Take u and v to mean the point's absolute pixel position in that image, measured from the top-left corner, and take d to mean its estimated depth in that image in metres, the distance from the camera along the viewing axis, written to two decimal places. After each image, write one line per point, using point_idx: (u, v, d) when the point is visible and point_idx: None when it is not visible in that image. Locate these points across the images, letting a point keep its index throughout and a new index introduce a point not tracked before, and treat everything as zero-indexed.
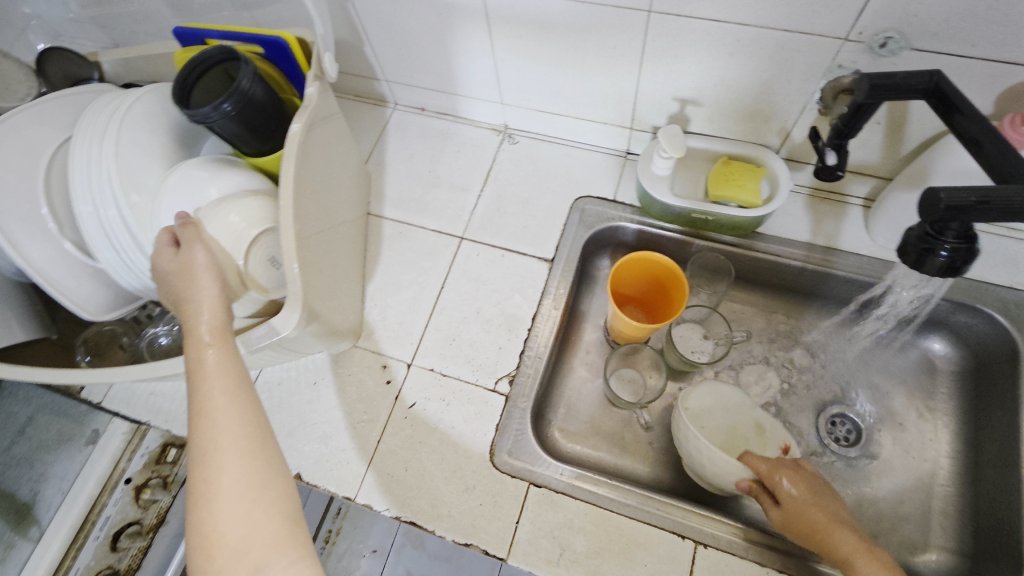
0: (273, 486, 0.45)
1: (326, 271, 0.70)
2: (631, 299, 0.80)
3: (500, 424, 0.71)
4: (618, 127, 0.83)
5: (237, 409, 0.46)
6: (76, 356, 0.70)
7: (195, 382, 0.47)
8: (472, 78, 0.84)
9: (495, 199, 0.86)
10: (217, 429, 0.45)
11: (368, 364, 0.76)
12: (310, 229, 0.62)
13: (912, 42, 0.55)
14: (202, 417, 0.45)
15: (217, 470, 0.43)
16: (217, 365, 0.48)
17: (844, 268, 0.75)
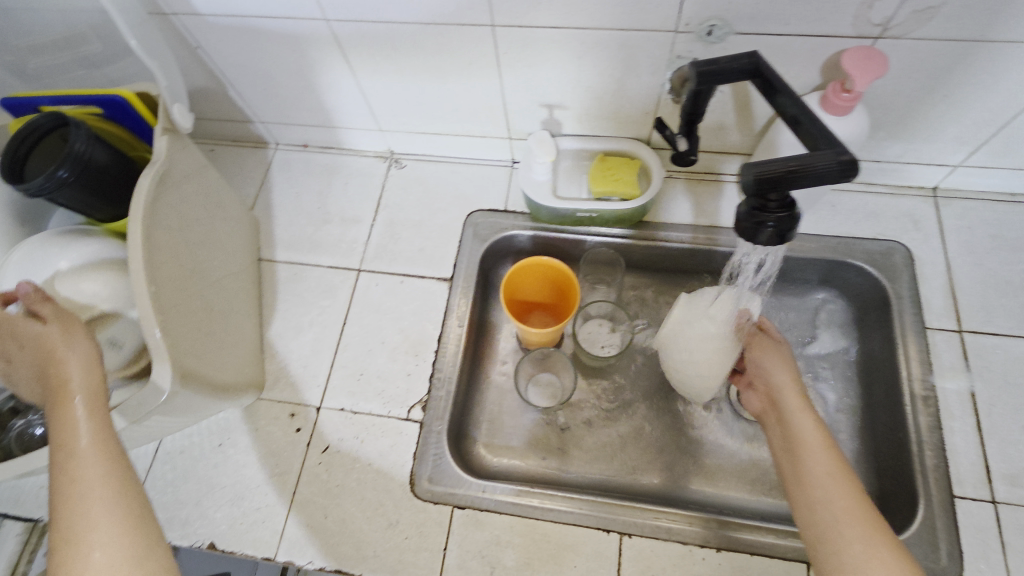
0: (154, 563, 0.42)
1: (210, 328, 0.67)
2: (535, 305, 0.81)
3: (417, 452, 0.70)
4: (497, 138, 0.84)
5: (113, 482, 0.44)
6: None
7: (61, 453, 0.45)
8: (345, 109, 0.83)
9: (388, 227, 0.86)
10: (89, 507, 0.42)
11: (275, 414, 0.74)
12: (170, 293, 0.60)
13: (734, 27, 0.58)
14: (72, 494, 0.43)
15: (87, 549, 0.41)
16: (91, 437, 0.45)
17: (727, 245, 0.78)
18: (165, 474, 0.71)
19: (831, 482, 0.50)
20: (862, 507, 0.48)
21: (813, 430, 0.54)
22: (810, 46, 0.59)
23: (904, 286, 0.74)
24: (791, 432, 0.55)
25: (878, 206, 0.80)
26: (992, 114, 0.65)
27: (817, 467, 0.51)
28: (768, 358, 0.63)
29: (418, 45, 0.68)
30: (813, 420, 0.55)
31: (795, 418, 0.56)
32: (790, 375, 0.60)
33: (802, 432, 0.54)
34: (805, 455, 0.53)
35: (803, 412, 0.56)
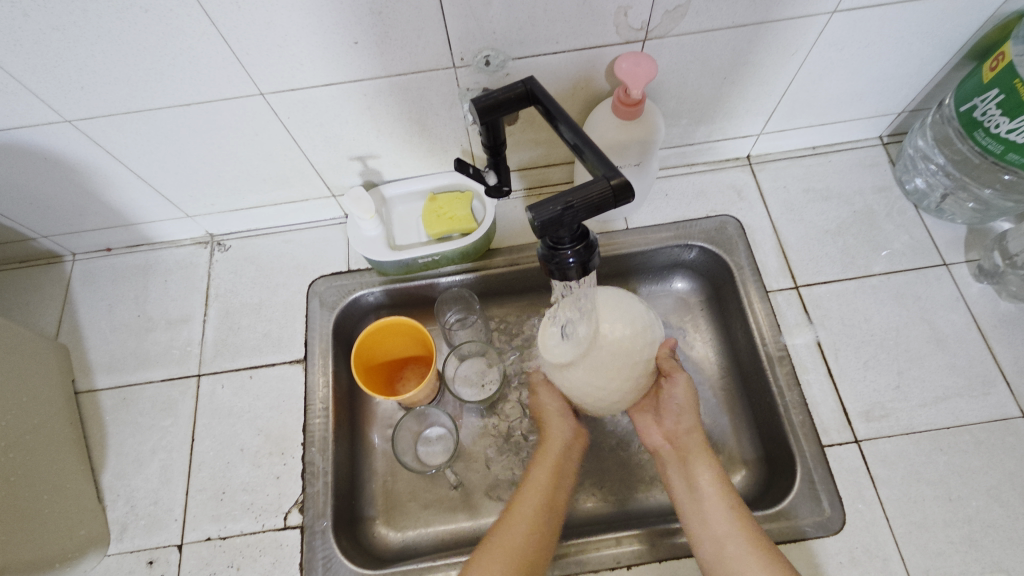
0: None
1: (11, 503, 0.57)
2: (404, 364, 0.77)
3: (304, 561, 0.63)
4: (320, 199, 0.78)
5: None
6: None
7: None
8: (139, 205, 0.74)
9: (223, 318, 0.77)
10: None
11: (130, 568, 0.64)
12: None
13: (508, 54, 0.58)
14: None
15: None
16: None
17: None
18: None
19: (736, 524, 0.55)
20: (757, 542, 0.54)
21: (713, 473, 0.60)
22: (587, 58, 0.60)
23: (742, 255, 0.77)
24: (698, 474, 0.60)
25: (703, 183, 0.83)
26: (769, 86, 0.70)
27: (719, 508, 0.57)
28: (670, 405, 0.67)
29: (191, 127, 0.62)
30: (712, 463, 0.61)
31: (698, 460, 0.61)
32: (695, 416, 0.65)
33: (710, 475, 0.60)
34: (713, 495, 0.58)
35: (704, 454, 0.62)
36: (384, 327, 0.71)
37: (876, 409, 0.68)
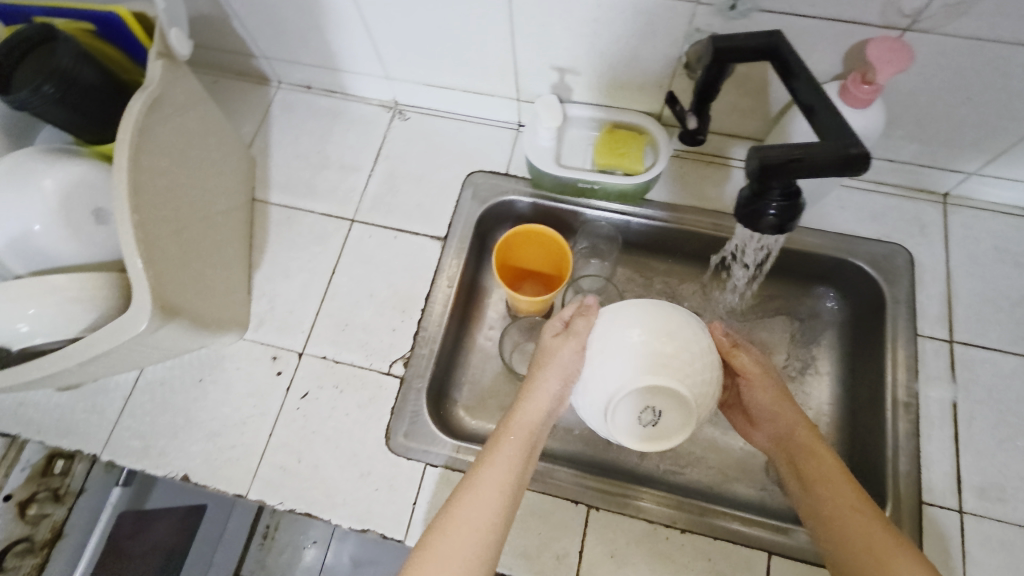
0: None
1: (198, 263, 0.66)
2: (527, 276, 0.80)
3: (395, 406, 0.70)
4: (506, 98, 0.81)
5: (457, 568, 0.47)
6: None
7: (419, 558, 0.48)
8: (351, 52, 0.80)
9: (387, 177, 0.83)
10: None
11: (257, 356, 0.73)
12: (156, 223, 0.58)
13: (757, 4, 0.56)
14: None
15: None
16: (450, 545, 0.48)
17: (734, 231, 0.76)
18: (145, 404, 0.71)
19: (843, 492, 0.52)
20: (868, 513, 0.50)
21: (831, 465, 0.54)
22: (836, 31, 0.57)
23: (902, 290, 0.72)
24: (823, 479, 0.54)
25: (887, 206, 0.78)
26: (1013, 123, 0.63)
27: (830, 472, 0.54)
28: (535, 395, 0.57)
29: None
30: (833, 458, 0.55)
31: (819, 456, 0.55)
32: (790, 402, 0.59)
33: (829, 480, 0.54)
34: (811, 460, 0.55)
35: (816, 444, 0.56)
36: (529, 235, 0.73)
37: (993, 490, 0.64)
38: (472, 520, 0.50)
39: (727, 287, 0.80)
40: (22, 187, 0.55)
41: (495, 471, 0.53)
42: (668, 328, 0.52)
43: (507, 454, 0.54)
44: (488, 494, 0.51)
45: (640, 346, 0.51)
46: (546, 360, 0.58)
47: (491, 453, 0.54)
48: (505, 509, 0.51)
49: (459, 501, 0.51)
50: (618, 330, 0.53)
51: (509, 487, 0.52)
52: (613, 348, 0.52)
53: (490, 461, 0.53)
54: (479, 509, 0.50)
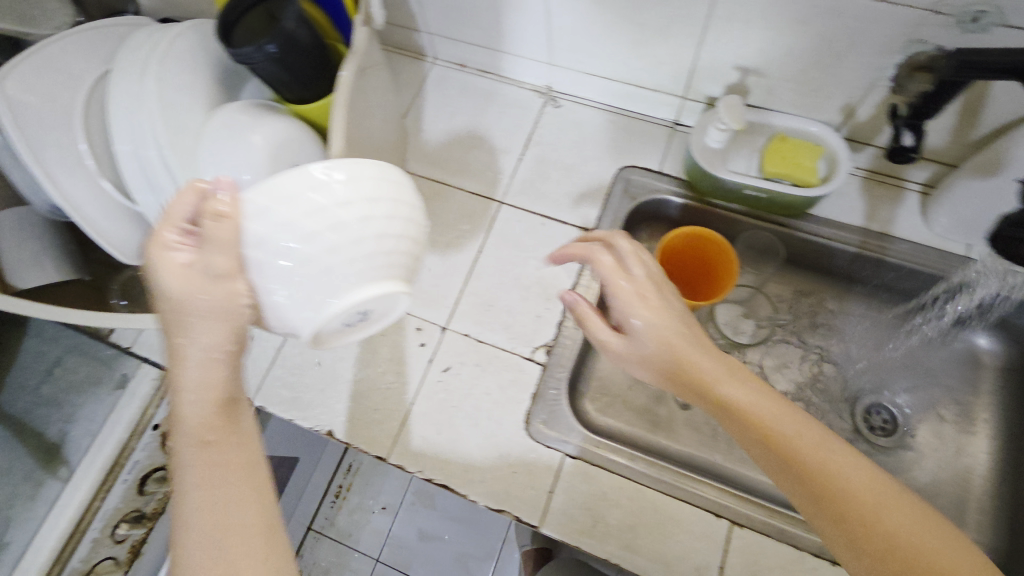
0: None
1: None
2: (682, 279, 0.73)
3: (537, 392, 0.71)
4: (671, 95, 0.78)
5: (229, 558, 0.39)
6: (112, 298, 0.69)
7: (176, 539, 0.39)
8: (519, 34, 0.79)
9: (537, 164, 0.83)
10: None
11: (402, 326, 0.75)
12: None
13: (1007, 18, 0.52)
14: None
15: None
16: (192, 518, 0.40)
17: (947, 271, 0.71)
18: (294, 357, 0.75)
19: (842, 481, 0.41)
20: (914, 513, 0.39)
21: (792, 425, 0.44)
22: None
23: None
24: (774, 442, 0.44)
25: None
26: None
27: (814, 449, 0.43)
28: (208, 327, 0.44)
29: None
30: (799, 417, 0.45)
31: (776, 422, 0.45)
32: (676, 328, 0.51)
33: (787, 448, 0.43)
34: (786, 441, 0.43)
35: (801, 412, 0.45)
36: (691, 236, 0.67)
37: None
38: (206, 559, 0.39)
39: (904, 326, 0.77)
40: (231, 137, 0.56)
41: (198, 492, 0.41)
42: (365, 185, 0.45)
43: (195, 480, 0.41)
44: (221, 540, 0.39)
45: (383, 223, 0.46)
46: (181, 314, 0.44)
47: (179, 463, 0.42)
48: (258, 540, 0.40)
49: (196, 555, 0.39)
50: (306, 175, 0.43)
51: (228, 473, 0.42)
52: (261, 234, 0.42)
53: (186, 478, 0.41)
54: (207, 546, 0.39)
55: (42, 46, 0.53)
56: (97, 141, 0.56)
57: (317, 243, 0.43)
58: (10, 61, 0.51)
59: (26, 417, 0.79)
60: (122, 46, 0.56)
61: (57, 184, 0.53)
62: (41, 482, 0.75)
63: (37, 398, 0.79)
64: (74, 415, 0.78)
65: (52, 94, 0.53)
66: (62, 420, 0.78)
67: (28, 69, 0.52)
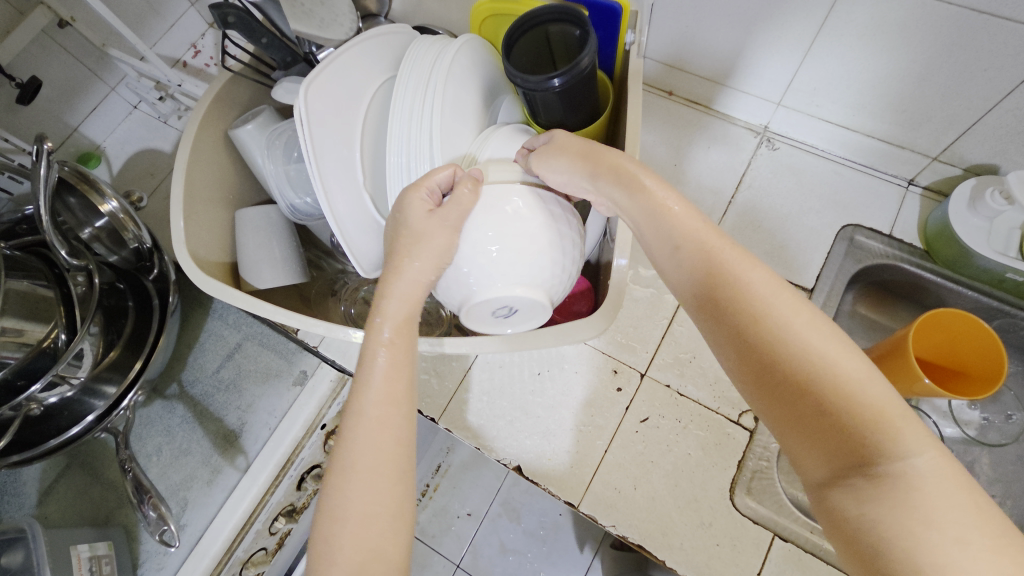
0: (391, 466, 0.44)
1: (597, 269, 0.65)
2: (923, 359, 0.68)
3: (743, 460, 0.65)
4: (918, 154, 0.72)
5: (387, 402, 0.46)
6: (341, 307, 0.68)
7: (361, 376, 0.47)
8: (756, 70, 0.74)
9: (748, 209, 0.78)
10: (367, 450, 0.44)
11: (598, 365, 0.71)
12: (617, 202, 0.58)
13: None
14: (368, 438, 0.44)
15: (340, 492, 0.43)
16: (384, 375, 0.47)
17: None
18: (482, 382, 0.72)
19: (772, 406, 0.38)
20: (824, 434, 0.35)
21: (811, 322, 0.38)
22: None
23: None
24: (770, 345, 0.38)
25: None
26: None
27: (870, 406, 0.34)
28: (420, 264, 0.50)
29: (935, 33, 0.58)
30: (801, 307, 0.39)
31: (775, 310, 0.39)
32: (749, 264, 0.42)
33: (788, 348, 0.37)
34: (830, 379, 0.35)
35: (796, 302, 0.39)
36: (948, 321, 0.61)
37: None
38: (360, 440, 0.45)
39: None
40: (503, 171, 0.55)
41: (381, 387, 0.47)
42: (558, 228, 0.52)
43: (388, 380, 0.47)
44: (378, 437, 0.45)
45: (562, 262, 0.52)
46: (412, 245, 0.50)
47: (373, 353, 0.48)
48: (393, 451, 0.45)
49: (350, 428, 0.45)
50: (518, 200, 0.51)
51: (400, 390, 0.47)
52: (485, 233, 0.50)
53: (378, 372, 0.47)
54: (368, 432, 0.45)
55: (337, 54, 0.51)
56: (366, 153, 0.55)
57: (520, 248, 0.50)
58: (316, 71, 0.50)
59: (204, 401, 0.79)
60: (406, 58, 0.55)
61: (330, 197, 0.52)
62: (218, 469, 0.75)
63: (217, 382, 0.80)
64: (251, 405, 0.78)
65: (341, 105, 0.52)
66: (240, 409, 0.78)
67: (329, 78, 0.51)
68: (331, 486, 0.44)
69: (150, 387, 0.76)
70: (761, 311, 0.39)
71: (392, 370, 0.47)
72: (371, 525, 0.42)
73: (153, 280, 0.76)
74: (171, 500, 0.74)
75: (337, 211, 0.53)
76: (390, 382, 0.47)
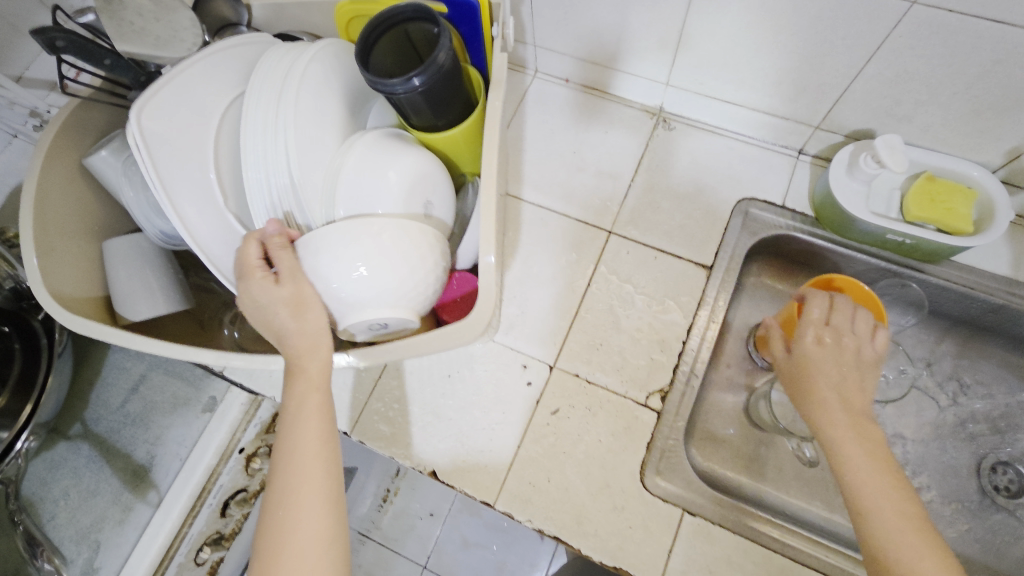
0: (325, 500, 0.47)
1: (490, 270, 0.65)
2: None
3: (652, 442, 0.66)
4: (801, 124, 0.73)
5: (318, 446, 0.49)
6: (224, 330, 0.66)
7: (288, 420, 0.50)
8: (641, 52, 0.74)
9: (647, 190, 0.78)
10: (300, 487, 0.47)
11: (507, 361, 0.71)
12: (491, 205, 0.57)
13: None
14: (296, 477, 0.48)
15: (285, 532, 0.46)
16: (309, 418, 0.50)
17: None
18: (392, 390, 0.71)
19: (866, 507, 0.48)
20: (891, 518, 0.46)
21: (859, 443, 0.50)
22: None
23: None
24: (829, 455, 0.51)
25: None
26: None
27: (886, 488, 0.48)
28: (313, 317, 0.51)
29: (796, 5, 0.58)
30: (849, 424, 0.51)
31: (842, 437, 0.51)
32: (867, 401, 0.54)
33: (868, 467, 0.49)
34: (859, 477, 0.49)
35: (851, 424, 0.51)
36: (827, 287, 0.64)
37: None
38: (291, 483, 0.47)
39: None
40: (371, 180, 0.53)
41: (310, 430, 0.50)
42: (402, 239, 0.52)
43: (314, 423, 0.50)
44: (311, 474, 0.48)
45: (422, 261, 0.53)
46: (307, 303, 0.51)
47: (295, 402, 0.50)
48: (325, 483, 0.48)
49: (280, 473, 0.48)
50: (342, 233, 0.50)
51: (324, 437, 0.50)
52: (331, 267, 0.50)
53: (304, 419, 0.50)
54: (296, 475, 0.48)
55: (174, 75, 0.50)
56: (224, 172, 0.53)
57: (373, 265, 0.50)
58: (150, 91, 0.48)
59: (111, 438, 0.76)
60: (258, 70, 0.53)
61: (187, 222, 0.49)
62: (130, 507, 0.73)
63: (123, 416, 0.77)
64: (160, 437, 0.76)
65: (186, 125, 0.50)
66: (149, 442, 0.76)
67: (168, 99, 0.49)
68: (270, 522, 0.47)
69: (49, 430, 0.73)
70: (875, 445, 0.50)
71: (317, 415, 0.50)
72: (310, 555, 0.45)
73: (42, 319, 0.72)
74: (83, 544, 0.72)
75: (199, 237, 0.51)
76: (318, 428, 0.50)
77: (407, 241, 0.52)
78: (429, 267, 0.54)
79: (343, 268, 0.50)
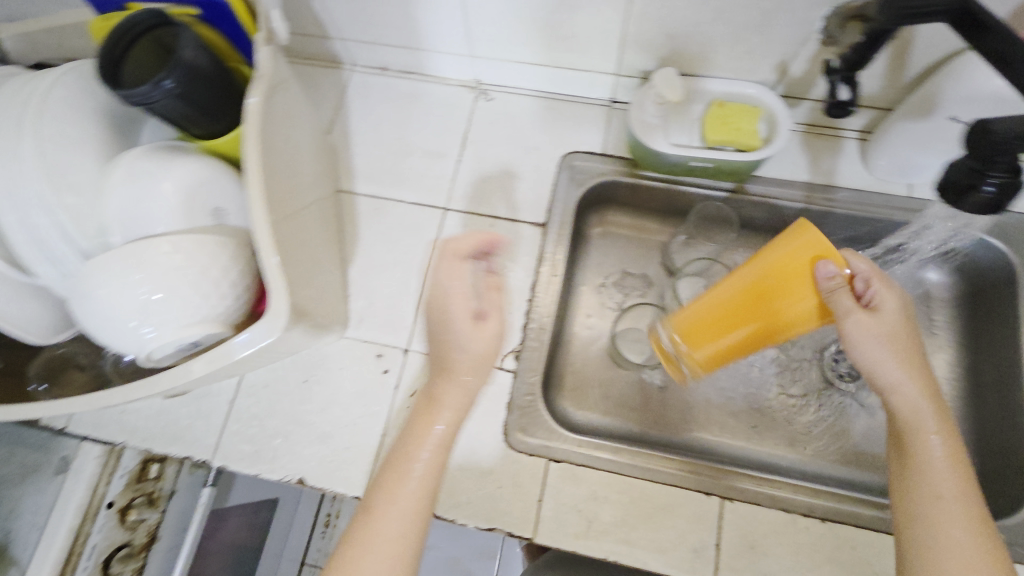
0: (415, 529, 0.56)
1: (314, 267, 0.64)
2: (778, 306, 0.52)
3: (512, 401, 0.68)
4: (603, 74, 0.76)
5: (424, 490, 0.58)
6: (30, 386, 0.59)
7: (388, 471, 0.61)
8: (439, 29, 0.75)
9: (476, 163, 0.80)
10: (381, 530, 0.56)
11: (361, 354, 0.71)
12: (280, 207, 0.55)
13: None
14: (371, 534, 0.55)
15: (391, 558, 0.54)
16: (422, 467, 0.58)
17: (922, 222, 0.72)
18: (250, 407, 0.69)
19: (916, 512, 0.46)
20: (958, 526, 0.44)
21: (946, 441, 0.48)
22: None
23: None
24: (911, 447, 0.48)
25: None
26: None
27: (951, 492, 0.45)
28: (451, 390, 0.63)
29: None
30: (935, 413, 0.48)
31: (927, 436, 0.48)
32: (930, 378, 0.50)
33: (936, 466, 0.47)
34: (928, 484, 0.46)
35: (937, 424, 0.48)
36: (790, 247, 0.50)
37: None
38: (388, 530, 0.55)
39: None
40: (137, 193, 0.51)
41: (420, 468, 0.58)
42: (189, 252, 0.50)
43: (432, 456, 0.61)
44: (382, 507, 0.56)
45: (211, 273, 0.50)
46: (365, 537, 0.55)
47: (394, 455, 0.62)
48: (412, 523, 0.57)
49: (357, 522, 0.56)
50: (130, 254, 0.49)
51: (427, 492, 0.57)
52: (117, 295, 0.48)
53: (414, 449, 0.59)
54: (392, 524, 0.56)
55: None
56: None
57: (158, 283, 0.48)
58: None
59: None
60: None
61: None
62: None
63: None
64: (15, 511, 0.72)
65: None
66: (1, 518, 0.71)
67: None
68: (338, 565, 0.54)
69: None
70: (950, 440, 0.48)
71: (423, 491, 0.58)
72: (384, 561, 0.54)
73: None
74: None
75: None
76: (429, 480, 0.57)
77: (196, 257, 0.50)
78: (225, 283, 0.51)
79: (127, 293, 0.48)
